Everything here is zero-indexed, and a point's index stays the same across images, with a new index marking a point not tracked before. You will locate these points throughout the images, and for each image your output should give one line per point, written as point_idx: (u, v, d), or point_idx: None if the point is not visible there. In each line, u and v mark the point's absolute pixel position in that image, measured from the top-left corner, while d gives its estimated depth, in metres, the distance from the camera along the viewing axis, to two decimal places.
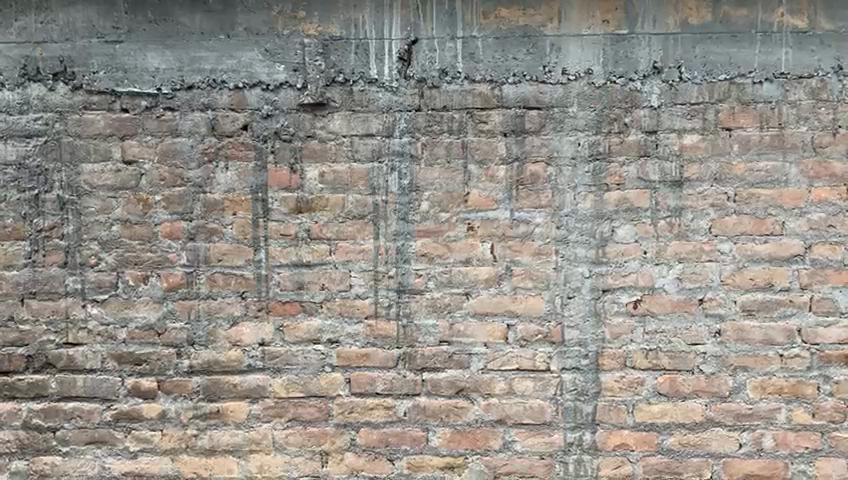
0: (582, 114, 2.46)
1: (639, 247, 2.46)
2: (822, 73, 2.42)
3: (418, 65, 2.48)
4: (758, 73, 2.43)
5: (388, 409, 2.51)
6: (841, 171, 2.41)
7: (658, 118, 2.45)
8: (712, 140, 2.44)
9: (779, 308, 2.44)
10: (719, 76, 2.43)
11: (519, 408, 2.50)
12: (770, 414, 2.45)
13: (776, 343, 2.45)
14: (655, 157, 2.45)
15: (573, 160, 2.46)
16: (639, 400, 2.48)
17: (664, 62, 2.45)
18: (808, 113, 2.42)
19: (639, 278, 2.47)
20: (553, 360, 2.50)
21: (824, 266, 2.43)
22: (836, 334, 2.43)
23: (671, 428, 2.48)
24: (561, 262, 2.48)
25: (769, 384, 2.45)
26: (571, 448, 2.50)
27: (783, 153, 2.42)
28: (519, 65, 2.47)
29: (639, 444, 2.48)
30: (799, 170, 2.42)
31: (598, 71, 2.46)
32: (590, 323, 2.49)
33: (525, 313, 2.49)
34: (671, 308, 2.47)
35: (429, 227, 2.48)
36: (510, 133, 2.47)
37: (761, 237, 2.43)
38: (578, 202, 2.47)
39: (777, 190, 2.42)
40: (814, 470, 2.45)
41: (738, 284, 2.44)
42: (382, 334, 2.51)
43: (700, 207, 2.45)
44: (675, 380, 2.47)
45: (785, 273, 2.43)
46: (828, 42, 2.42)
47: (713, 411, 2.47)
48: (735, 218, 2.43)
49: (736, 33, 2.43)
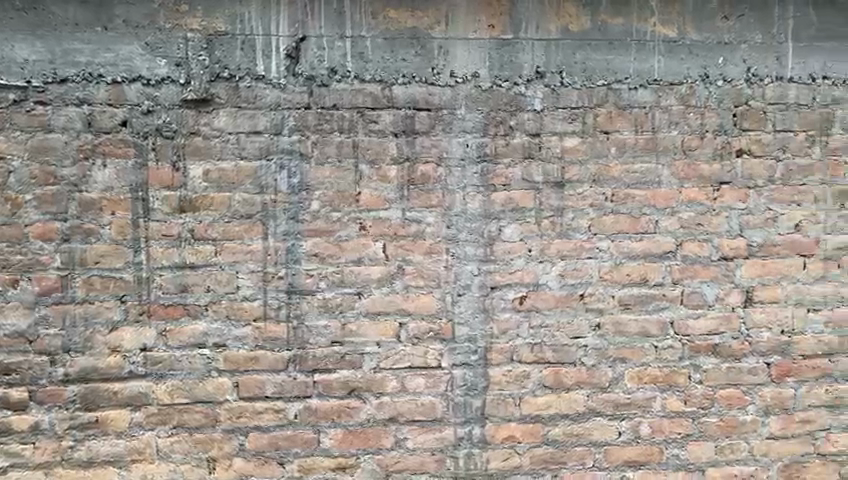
0: (470, 116, 2.51)
1: (525, 245, 2.54)
2: (690, 81, 2.57)
3: (306, 63, 2.45)
4: (633, 79, 2.56)
5: (278, 412, 2.48)
6: (708, 172, 2.57)
7: (541, 121, 2.53)
8: (592, 142, 2.55)
9: (653, 302, 2.58)
10: (598, 82, 2.55)
11: (410, 405, 2.53)
12: (646, 402, 2.59)
13: (650, 335, 2.59)
14: (540, 158, 2.53)
15: (462, 161, 2.51)
16: (525, 393, 2.56)
17: (547, 67, 2.54)
18: (678, 118, 2.57)
19: (524, 275, 2.54)
20: (443, 357, 2.54)
21: (693, 262, 2.58)
22: (704, 325, 2.59)
23: (555, 419, 2.57)
24: (450, 261, 2.52)
25: (645, 374, 2.59)
26: (462, 442, 2.55)
27: (656, 155, 2.56)
28: (408, 66, 2.49)
29: (525, 436, 2.56)
30: (670, 171, 2.57)
31: (485, 74, 2.52)
32: (479, 320, 2.54)
33: (416, 311, 2.52)
34: (555, 304, 2.56)
35: (319, 227, 2.46)
36: (400, 133, 2.49)
37: (637, 234, 2.56)
38: (467, 201, 2.51)
39: (651, 190, 2.56)
40: (686, 453, 2.61)
41: (616, 280, 2.57)
42: (271, 336, 2.47)
43: (581, 206, 2.55)
44: (559, 373, 2.57)
45: (659, 269, 2.57)
46: (695, 51, 2.57)
47: (595, 401, 2.58)
48: (613, 217, 2.56)
49: (613, 40, 2.55)
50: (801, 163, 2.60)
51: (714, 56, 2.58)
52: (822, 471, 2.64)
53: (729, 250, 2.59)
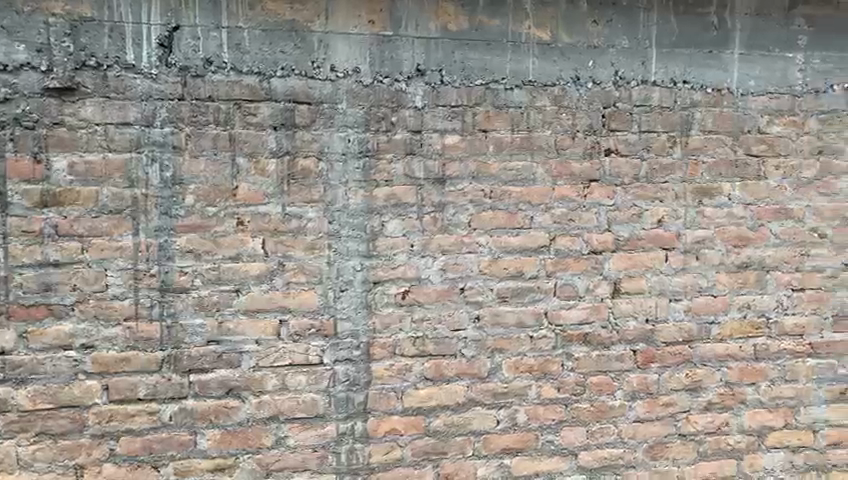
0: (351, 111, 2.51)
1: (407, 241, 2.57)
2: (563, 82, 2.69)
3: (180, 52, 2.38)
4: (509, 80, 2.64)
5: (151, 415, 2.40)
6: (579, 170, 2.70)
7: (422, 118, 2.57)
8: (470, 140, 2.61)
9: (529, 294, 2.68)
10: (476, 81, 2.62)
11: (291, 402, 2.51)
12: (522, 391, 2.69)
13: (526, 326, 2.69)
14: (420, 155, 2.57)
15: (344, 156, 2.50)
16: (407, 386, 2.60)
17: (426, 64, 2.58)
18: (552, 118, 2.68)
19: (406, 270, 2.58)
20: (325, 353, 2.53)
21: (566, 255, 2.70)
22: (576, 315, 2.72)
23: (436, 410, 2.62)
24: (332, 256, 2.51)
25: (522, 364, 2.68)
26: (344, 437, 2.55)
27: (531, 154, 2.66)
28: (287, 59, 2.46)
29: (407, 429, 2.60)
30: (544, 169, 2.68)
31: (365, 69, 2.53)
32: (362, 315, 2.55)
33: (297, 308, 2.50)
34: (436, 297, 2.61)
35: (194, 222, 2.39)
36: (280, 127, 2.45)
37: (513, 229, 2.66)
38: (349, 197, 2.51)
39: (526, 187, 2.66)
40: (560, 438, 2.73)
41: (494, 273, 2.65)
42: (144, 336, 2.38)
43: (461, 202, 2.61)
44: (440, 365, 2.62)
45: (534, 262, 2.68)
46: (567, 55, 2.69)
47: (474, 392, 2.65)
48: (491, 212, 2.64)
49: (490, 41, 2.63)
50: (663, 162, 2.76)
51: (584, 59, 2.70)
52: (683, 451, 2.83)
53: (598, 244, 2.72)
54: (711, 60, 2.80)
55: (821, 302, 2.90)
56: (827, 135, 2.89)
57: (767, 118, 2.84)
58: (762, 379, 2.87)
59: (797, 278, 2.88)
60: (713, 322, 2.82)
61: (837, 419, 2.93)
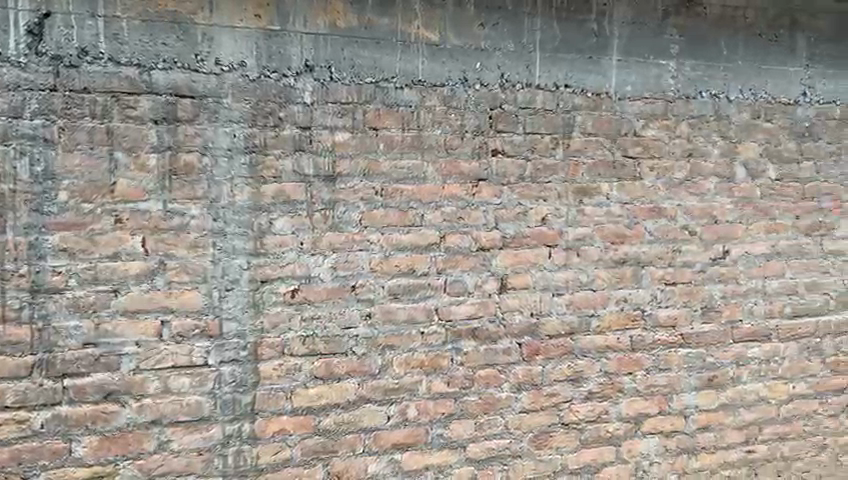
0: (237, 106, 2.47)
1: (296, 238, 2.55)
2: (451, 83, 2.74)
3: (52, 40, 2.26)
4: (399, 78, 2.67)
5: (21, 423, 2.29)
6: (468, 170, 2.76)
7: (311, 114, 2.55)
8: (361, 138, 2.62)
9: (419, 291, 2.72)
10: (366, 79, 2.63)
11: (174, 406, 2.44)
12: (413, 387, 2.72)
13: (417, 322, 2.72)
14: (310, 152, 2.55)
15: (230, 151, 2.46)
16: (296, 385, 2.58)
17: (315, 61, 2.56)
18: (441, 118, 2.73)
19: (295, 268, 2.55)
20: (210, 354, 2.48)
21: (456, 252, 2.76)
22: (465, 311, 2.78)
23: (326, 409, 2.62)
24: (218, 255, 2.46)
25: (412, 360, 2.72)
26: (231, 439, 2.51)
27: (421, 153, 2.70)
28: (169, 51, 2.39)
29: (296, 428, 2.58)
30: (434, 168, 2.72)
31: (252, 64, 2.49)
32: (249, 315, 2.51)
33: (181, 308, 2.43)
34: (325, 295, 2.60)
35: (67, 220, 2.29)
36: (161, 121, 2.38)
37: (404, 227, 2.69)
38: (235, 194, 2.47)
39: (416, 185, 2.69)
40: (449, 432, 2.78)
41: (385, 270, 2.67)
42: (13, 339, 2.28)
43: (352, 200, 2.61)
44: (330, 363, 2.61)
45: (424, 260, 2.72)
46: (455, 56, 2.75)
47: (365, 389, 2.66)
48: (382, 210, 2.65)
49: (380, 40, 2.64)
50: (547, 162, 2.87)
51: (471, 60, 2.77)
52: (566, 439, 2.95)
53: (486, 242, 2.79)
54: (591, 65, 2.92)
55: (691, 296, 3.10)
56: (696, 139, 3.08)
57: (642, 122, 3.00)
58: (639, 369, 3.03)
59: (669, 273, 3.06)
60: (593, 315, 2.96)
61: (705, 405, 3.14)
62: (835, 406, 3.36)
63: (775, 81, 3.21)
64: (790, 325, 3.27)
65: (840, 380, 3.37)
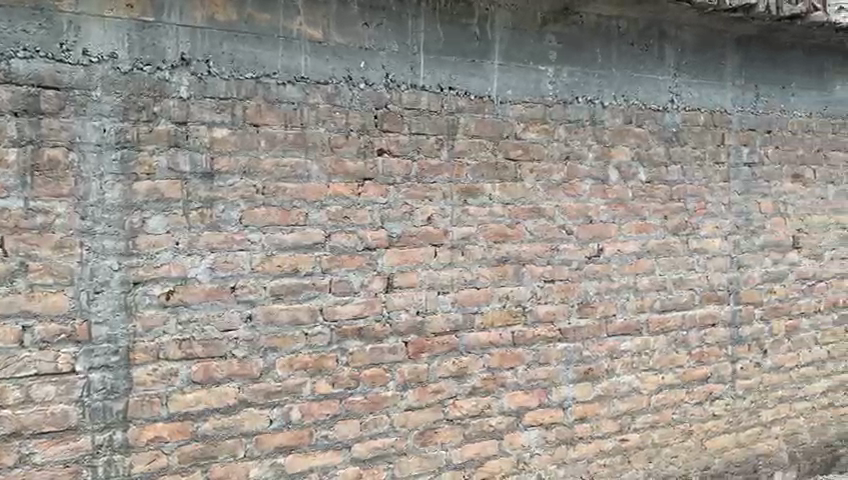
0: (107, 99, 2.37)
1: (171, 238, 2.47)
2: (335, 81, 2.72)
3: None
4: (281, 75, 2.63)
5: None
6: (353, 169, 2.75)
7: (187, 109, 2.48)
8: (241, 135, 2.56)
9: (304, 291, 2.69)
10: (246, 74, 2.57)
11: (38, 416, 2.31)
12: (297, 388, 2.69)
13: (301, 323, 2.69)
14: (186, 148, 2.48)
15: (99, 146, 2.36)
16: (173, 390, 2.49)
17: (192, 54, 2.49)
18: (325, 116, 2.70)
19: (171, 268, 2.47)
20: (78, 360, 2.36)
21: (340, 252, 2.74)
22: (351, 311, 2.77)
23: (205, 413, 2.54)
24: (85, 255, 2.36)
25: (296, 361, 2.68)
26: (101, 449, 2.40)
27: (305, 151, 2.67)
28: (31, 39, 2.28)
29: (173, 435, 2.49)
30: (318, 166, 2.69)
31: (123, 56, 2.40)
32: (120, 318, 2.41)
33: (44, 312, 2.32)
34: (204, 297, 2.53)
35: None
36: (21, 113, 2.27)
37: (287, 226, 2.65)
38: (105, 191, 2.38)
39: (300, 184, 2.67)
40: (334, 433, 2.76)
41: (267, 271, 2.62)
42: None
43: (232, 198, 2.55)
44: (209, 367, 2.54)
45: (308, 259, 2.69)
46: (339, 54, 2.73)
47: (246, 392, 2.60)
48: (264, 209, 2.61)
49: (260, 35, 2.60)
50: (432, 162, 2.90)
51: (356, 59, 2.76)
52: (451, 435, 2.99)
53: (372, 241, 2.80)
54: (474, 68, 2.99)
55: (569, 292, 3.23)
56: (574, 142, 3.21)
57: (523, 125, 3.10)
58: (520, 364, 3.13)
59: (548, 271, 3.17)
60: (477, 312, 3.03)
61: (583, 397, 3.28)
62: (700, 394, 3.59)
63: (645, 88, 3.40)
64: (659, 319, 3.47)
65: (704, 370, 3.61)
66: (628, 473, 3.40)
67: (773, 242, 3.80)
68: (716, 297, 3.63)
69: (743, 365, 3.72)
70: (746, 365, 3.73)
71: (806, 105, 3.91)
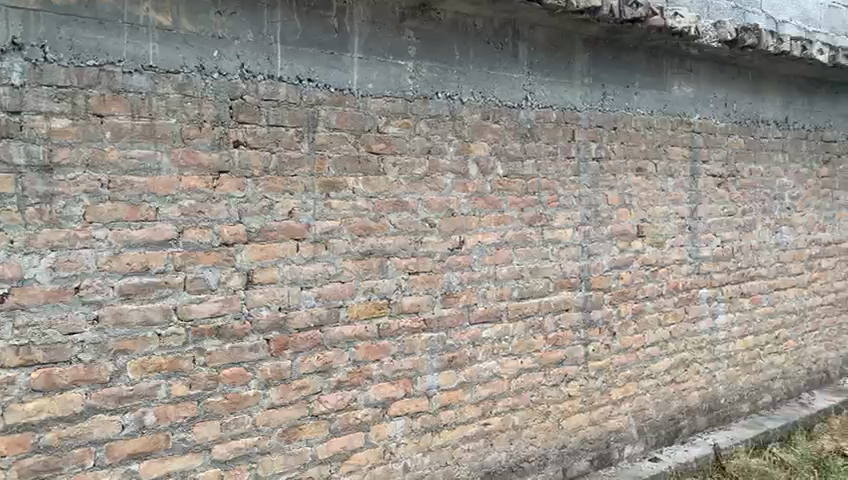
0: None
1: (4, 236, 2.30)
2: (187, 71, 2.62)
3: None
4: (127, 63, 2.50)
5: None
6: (207, 161, 2.66)
7: (21, 98, 2.31)
8: (83, 125, 2.42)
9: (156, 290, 2.57)
10: (87, 61, 2.43)
11: None
12: (151, 391, 2.57)
13: (154, 323, 2.57)
14: (20, 139, 2.32)
15: None
16: (10, 400, 2.32)
17: (25, 38, 2.32)
18: (176, 106, 2.60)
19: (4, 269, 2.31)
20: None
21: (195, 248, 2.65)
22: (208, 309, 2.69)
23: (48, 423, 2.38)
24: None
25: (149, 363, 2.57)
26: None
27: (154, 143, 2.55)
28: None
29: (11, 448, 2.33)
30: (169, 159, 2.59)
31: None
32: None
33: None
34: (44, 299, 2.37)
35: None
36: None
37: (136, 222, 2.53)
38: None
39: (150, 178, 2.55)
40: (192, 435, 2.67)
41: (115, 270, 2.49)
42: None
43: (73, 193, 2.41)
44: (52, 373, 2.39)
45: (161, 257, 2.58)
46: (191, 43, 2.63)
47: (94, 399, 2.46)
48: (110, 205, 2.47)
49: (103, 20, 2.46)
50: (292, 156, 2.86)
51: (208, 49, 2.67)
52: (316, 430, 2.97)
53: (229, 236, 2.72)
54: (332, 61, 2.97)
55: (432, 283, 3.29)
56: (434, 137, 3.27)
57: (384, 119, 3.11)
58: (385, 355, 3.15)
59: (412, 263, 3.22)
60: (342, 306, 3.02)
61: (446, 384, 3.36)
62: (556, 377, 3.78)
63: (501, 85, 3.52)
64: (518, 306, 3.62)
65: (560, 353, 3.80)
66: (491, 457, 3.52)
67: (620, 231, 4.06)
68: (569, 284, 3.83)
69: (595, 347, 3.96)
70: (597, 347, 3.97)
71: (648, 104, 4.20)
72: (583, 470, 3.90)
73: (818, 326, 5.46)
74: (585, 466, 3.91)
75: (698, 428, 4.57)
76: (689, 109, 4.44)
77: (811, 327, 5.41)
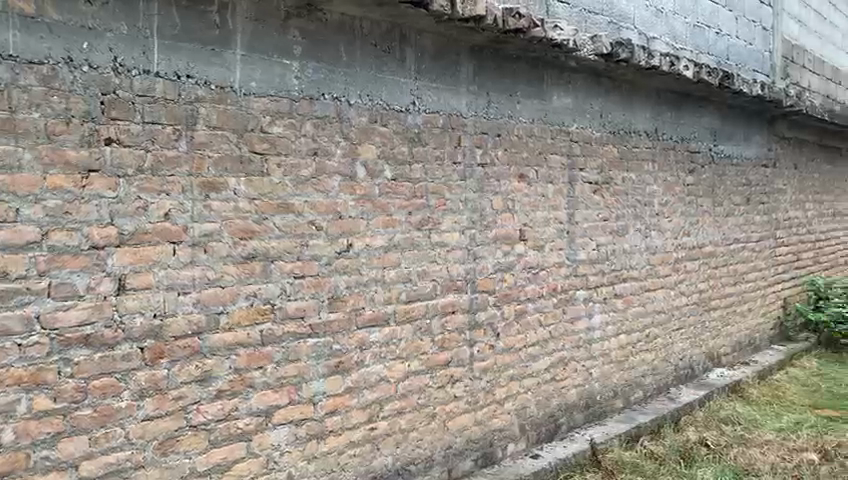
0: None
1: None
2: (52, 62, 2.45)
3: None
4: None
5: None
6: (75, 159, 2.50)
7: None
8: None
9: (16, 297, 2.39)
10: None
11: None
12: (9, 406, 2.38)
13: (13, 333, 2.39)
14: None
15: None
16: None
17: None
18: (40, 99, 2.43)
19: None
20: None
21: (61, 251, 2.48)
22: (75, 316, 2.52)
23: None
24: None
25: (7, 376, 2.38)
26: None
27: (14, 138, 2.37)
28: None
29: None
30: (32, 156, 2.41)
31: None
32: None
33: None
34: None
35: None
36: None
37: None
38: None
39: (9, 177, 2.37)
40: (57, 452, 2.49)
41: None
42: None
43: None
44: None
45: (22, 261, 2.40)
46: (57, 32, 2.46)
47: None
48: None
49: None
50: (168, 154, 2.73)
51: (77, 39, 2.51)
52: (194, 442, 2.85)
53: (99, 238, 2.57)
54: (213, 57, 2.87)
55: (318, 287, 3.24)
56: (320, 138, 3.23)
57: (268, 119, 3.04)
58: (269, 362, 3.07)
59: (297, 267, 3.16)
60: (222, 312, 2.91)
61: (332, 390, 3.32)
62: (442, 378, 3.82)
63: (388, 89, 3.52)
64: (405, 309, 3.63)
65: (446, 355, 3.85)
66: (378, 461, 3.51)
67: (503, 235, 4.17)
68: (455, 286, 3.89)
69: (479, 348, 4.04)
70: (482, 348, 4.05)
71: (529, 112, 4.34)
72: (468, 470, 3.97)
73: (683, 325, 5.84)
74: (469, 466, 3.98)
75: (576, 425, 4.76)
76: (567, 118, 4.63)
77: (677, 325, 5.77)
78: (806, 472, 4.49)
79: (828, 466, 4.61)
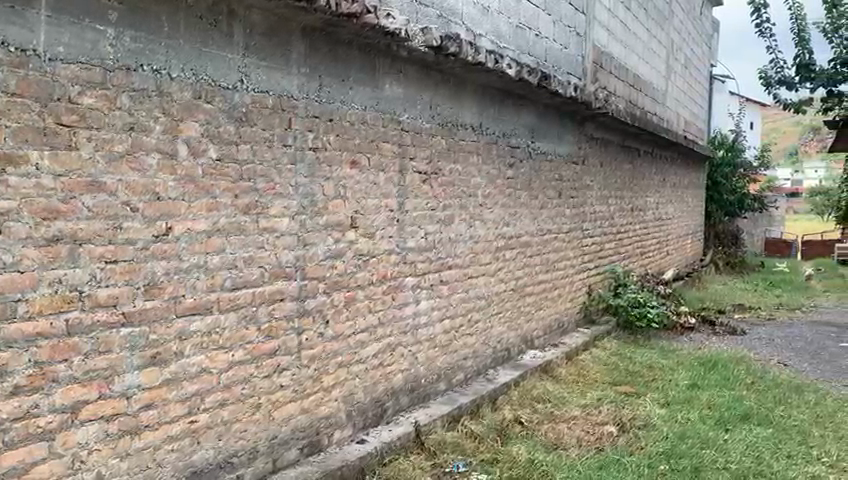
0: None
1: None
2: None
3: None
4: None
5: None
6: None
7: None
8: None
9: None
10: None
11: None
12: None
13: None
14: None
15: None
16: None
17: None
18: None
19: None
20: None
21: None
22: None
23: None
24: None
25: None
26: None
27: None
28: None
29: None
30: None
31: None
32: None
33: None
34: None
35: None
36: None
37: None
38: None
39: None
40: None
41: None
42: None
43: None
44: None
45: None
46: None
47: None
48: None
49: None
50: None
51: None
52: None
53: None
54: (12, 16, 2.55)
55: (133, 273, 3.02)
56: (138, 113, 3.01)
57: (78, 88, 2.77)
58: (75, 354, 2.81)
59: (109, 251, 2.92)
60: (20, 300, 2.61)
61: (147, 383, 3.11)
62: (268, 368, 3.73)
63: (215, 65, 3.36)
64: (229, 297, 3.49)
65: (273, 343, 3.76)
66: (197, 455, 3.35)
67: (334, 222, 4.14)
68: (283, 273, 3.80)
69: (308, 336, 3.99)
70: (310, 336, 4.01)
71: (361, 99, 4.33)
72: (293, 459, 3.92)
73: (501, 310, 6.15)
74: (295, 455, 3.93)
75: (402, 408, 4.85)
76: (398, 108, 4.68)
77: (496, 310, 6.07)
78: (606, 444, 4.92)
79: (624, 436, 5.08)
